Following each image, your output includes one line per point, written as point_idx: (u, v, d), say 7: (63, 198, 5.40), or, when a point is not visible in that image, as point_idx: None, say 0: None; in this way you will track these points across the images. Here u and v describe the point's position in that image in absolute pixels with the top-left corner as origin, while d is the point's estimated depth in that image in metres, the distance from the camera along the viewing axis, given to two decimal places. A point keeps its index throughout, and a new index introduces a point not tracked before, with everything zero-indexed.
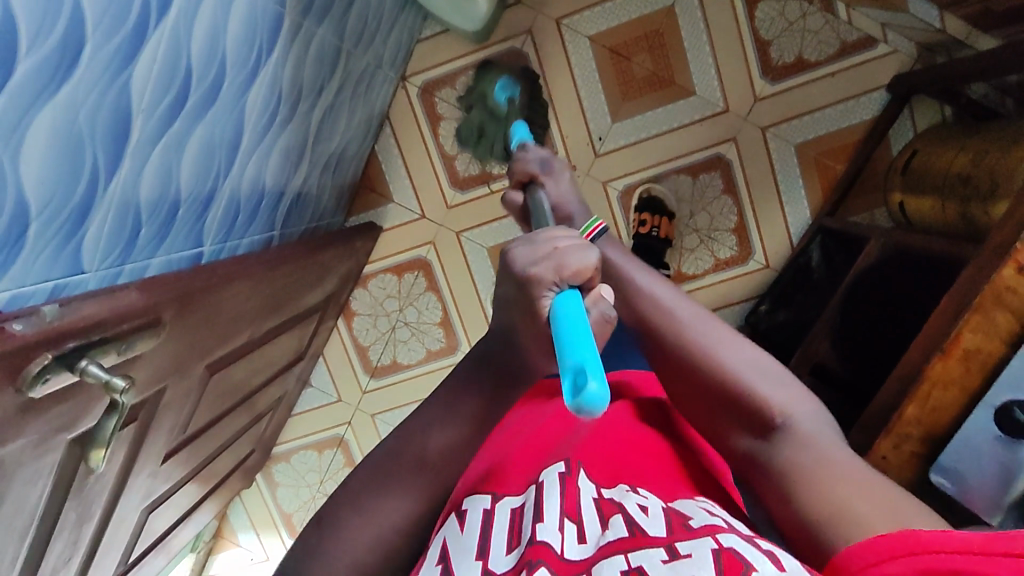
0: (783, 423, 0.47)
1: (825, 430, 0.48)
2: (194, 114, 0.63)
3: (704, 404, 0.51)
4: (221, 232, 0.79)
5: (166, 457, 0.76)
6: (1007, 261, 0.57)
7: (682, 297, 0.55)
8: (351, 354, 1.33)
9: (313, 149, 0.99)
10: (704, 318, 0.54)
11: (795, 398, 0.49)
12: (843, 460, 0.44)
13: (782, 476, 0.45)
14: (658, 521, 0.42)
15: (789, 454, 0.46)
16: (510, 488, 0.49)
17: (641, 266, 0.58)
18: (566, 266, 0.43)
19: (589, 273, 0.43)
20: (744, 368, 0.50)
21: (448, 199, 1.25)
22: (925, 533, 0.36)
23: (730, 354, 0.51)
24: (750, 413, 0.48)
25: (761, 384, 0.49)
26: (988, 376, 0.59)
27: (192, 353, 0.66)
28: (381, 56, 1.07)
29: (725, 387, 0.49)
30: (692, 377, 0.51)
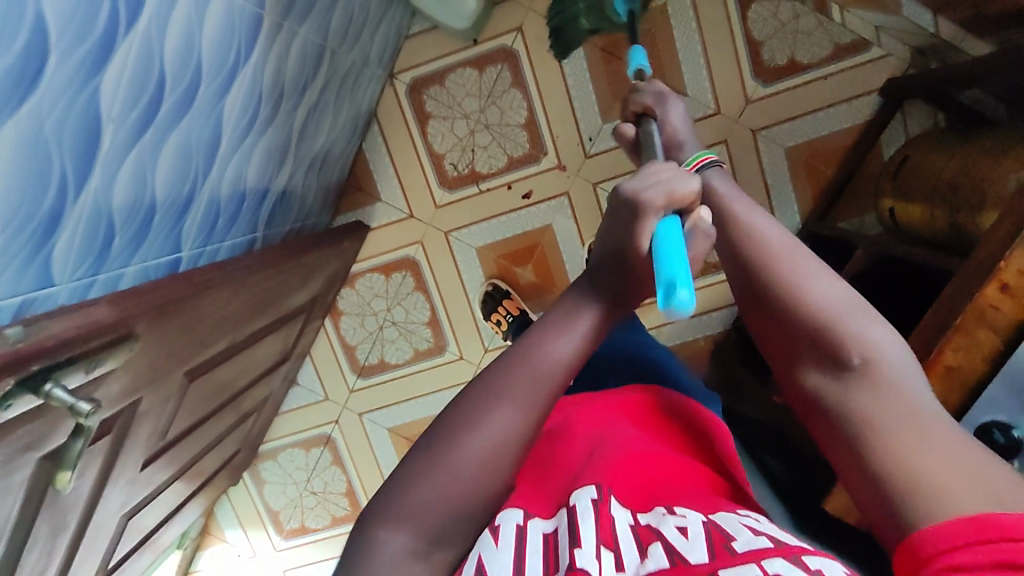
0: (863, 364, 0.40)
1: (921, 381, 0.39)
2: (168, 121, 0.61)
3: (778, 335, 0.45)
4: (201, 237, 0.78)
5: (145, 464, 0.76)
6: (990, 279, 0.57)
7: (778, 229, 0.49)
8: (338, 353, 1.32)
9: (297, 148, 0.97)
10: (799, 249, 0.47)
11: (888, 341, 0.41)
12: (933, 417, 0.37)
13: (853, 423, 0.39)
14: (698, 543, 0.38)
15: (865, 396, 0.39)
16: (542, 510, 0.44)
17: (742, 199, 0.52)
18: (675, 191, 0.49)
19: (690, 198, 0.49)
20: (829, 302, 0.43)
21: (437, 198, 1.24)
22: (1008, 519, 0.31)
23: (811, 284, 0.44)
24: (827, 348, 0.41)
25: (843, 319, 0.42)
26: (968, 394, 0.61)
27: (168, 361, 0.65)
28: (368, 53, 1.06)
29: (802, 319, 0.43)
30: (766, 308, 0.45)
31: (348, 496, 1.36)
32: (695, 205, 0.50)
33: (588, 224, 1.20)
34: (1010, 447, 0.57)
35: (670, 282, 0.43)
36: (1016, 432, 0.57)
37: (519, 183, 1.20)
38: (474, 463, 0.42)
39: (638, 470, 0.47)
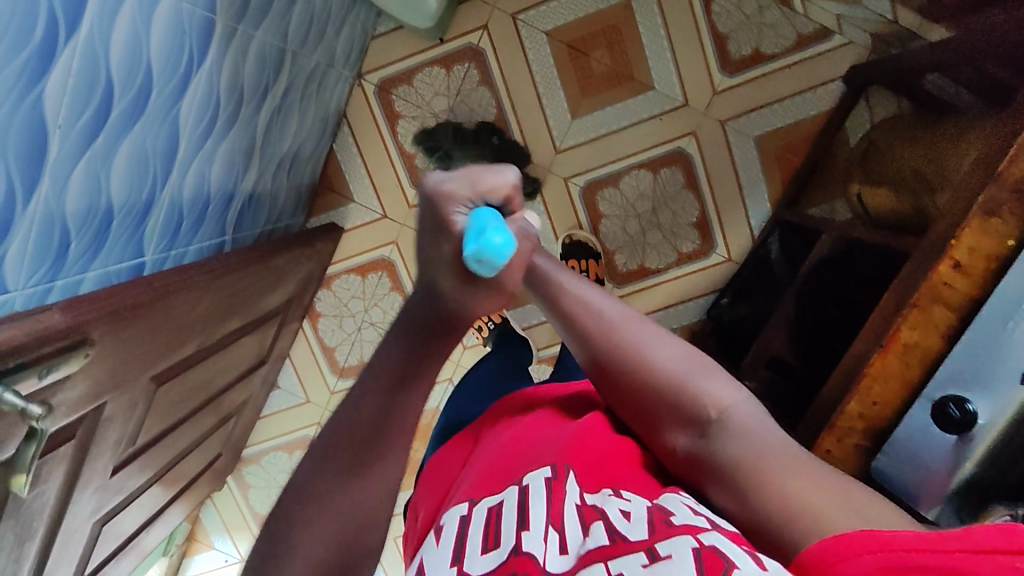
0: (720, 417, 0.47)
1: (762, 420, 0.48)
2: (119, 128, 0.62)
3: (641, 401, 0.50)
4: (164, 241, 0.79)
5: (115, 469, 0.76)
6: (944, 257, 0.59)
7: (615, 303, 0.56)
8: (317, 355, 1.32)
9: (263, 150, 0.97)
10: (642, 325, 0.54)
11: (730, 392, 0.49)
12: (782, 448, 0.45)
13: (732, 473, 0.44)
14: (640, 523, 0.41)
15: (729, 446, 0.45)
16: (498, 488, 0.47)
17: (571, 276, 0.57)
18: (481, 183, 0.48)
19: (499, 190, 0.49)
20: (679, 367, 0.50)
21: (409, 198, 1.24)
22: (884, 533, 0.36)
23: (656, 353, 0.51)
24: (689, 408, 0.48)
25: (691, 379, 0.49)
26: (926, 368, 0.61)
27: (132, 366, 0.66)
28: (333, 53, 1.06)
29: (664, 388, 0.49)
30: (629, 381, 0.51)
31: None
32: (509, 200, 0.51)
33: (560, 219, 1.25)
34: (966, 420, 0.57)
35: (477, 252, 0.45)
36: (971, 405, 0.57)
37: None
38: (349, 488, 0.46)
39: (590, 446, 0.50)
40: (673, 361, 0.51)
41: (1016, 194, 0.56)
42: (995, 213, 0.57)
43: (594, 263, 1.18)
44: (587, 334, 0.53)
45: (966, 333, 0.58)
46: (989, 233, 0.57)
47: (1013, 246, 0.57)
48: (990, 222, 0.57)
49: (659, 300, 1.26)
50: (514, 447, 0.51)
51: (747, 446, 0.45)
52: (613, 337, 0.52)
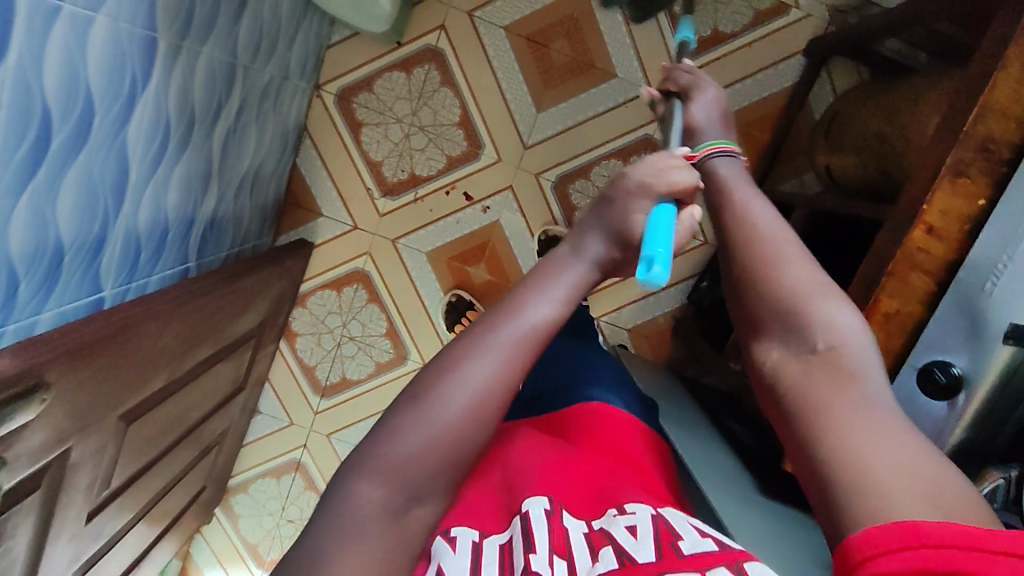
0: (828, 350, 0.43)
1: (880, 370, 0.43)
2: (62, 156, 0.58)
3: (749, 309, 0.48)
4: (123, 273, 0.75)
5: (91, 515, 0.73)
6: (917, 223, 0.62)
7: (775, 216, 0.51)
8: (298, 376, 1.29)
9: (221, 172, 0.94)
10: (790, 241, 0.49)
11: (852, 330, 0.44)
12: (877, 399, 0.40)
13: (809, 412, 0.42)
14: (646, 543, 0.42)
15: (822, 383, 0.42)
16: (500, 526, 0.46)
17: (746, 188, 0.54)
18: (675, 181, 0.51)
19: (688, 189, 0.52)
20: (807, 287, 0.46)
21: (379, 206, 1.21)
22: (926, 525, 0.33)
23: (788, 270, 0.47)
24: (796, 329, 0.44)
25: (811, 304, 0.45)
26: (908, 335, 0.64)
27: (97, 406, 0.63)
28: (287, 65, 1.03)
29: (778, 303, 0.46)
30: (743, 287, 0.48)
31: None
32: (689, 200, 0.53)
33: (535, 216, 1.21)
34: (952, 384, 0.60)
35: (645, 264, 0.47)
36: (956, 369, 0.60)
37: (460, 183, 1.20)
38: (460, 410, 0.43)
39: (580, 476, 0.51)
40: (808, 282, 0.46)
41: (981, 150, 0.60)
42: (964, 173, 0.61)
43: None
44: (725, 244, 0.51)
45: (946, 295, 0.63)
46: (958, 193, 0.61)
47: (984, 206, 0.61)
48: (959, 182, 0.61)
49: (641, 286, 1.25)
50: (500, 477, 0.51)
51: (840, 387, 0.41)
52: (745, 250, 0.49)
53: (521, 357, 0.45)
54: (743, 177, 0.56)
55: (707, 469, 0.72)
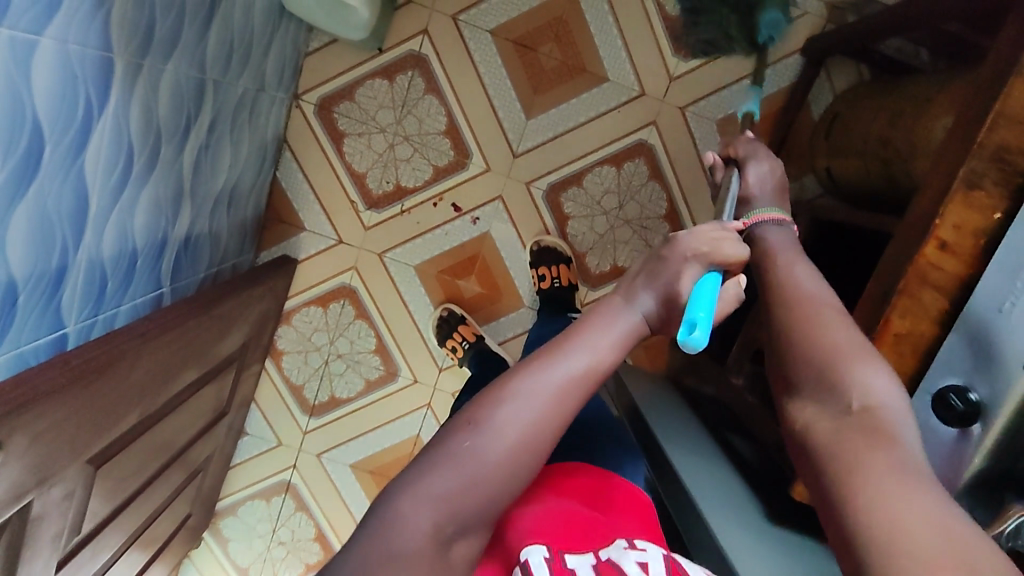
0: (861, 407, 0.45)
1: (915, 435, 0.44)
2: (9, 191, 0.53)
3: (788, 368, 0.50)
4: (88, 306, 0.71)
5: (61, 563, 0.69)
6: (929, 239, 0.59)
7: (821, 286, 0.54)
8: (285, 395, 1.24)
9: (195, 191, 0.90)
10: (833, 309, 0.52)
11: (888, 393, 0.46)
12: (905, 454, 0.41)
13: (839, 463, 0.43)
14: None
15: (854, 438, 0.43)
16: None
17: (795, 258, 0.57)
18: (724, 251, 0.52)
19: (734, 263, 0.53)
20: (845, 351, 0.48)
21: (364, 219, 1.17)
22: None
23: (828, 334, 0.49)
24: (832, 386, 0.46)
25: (848, 364, 0.47)
26: (922, 358, 0.61)
27: (59, 454, 0.60)
28: (263, 75, 0.99)
29: (817, 363, 0.48)
30: (784, 349, 0.51)
31: (319, 540, 1.29)
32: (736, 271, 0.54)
33: (526, 225, 1.17)
34: (969, 412, 0.56)
35: (686, 330, 0.50)
36: (973, 396, 0.56)
37: (447, 194, 1.16)
38: (509, 449, 0.43)
39: (573, 522, 0.51)
40: (846, 348, 0.48)
41: (996, 162, 0.56)
42: (978, 186, 0.57)
43: (566, 268, 1.13)
44: (772, 310, 0.54)
45: (963, 316, 0.58)
46: (972, 208, 0.57)
47: (1001, 220, 0.57)
48: (973, 196, 0.57)
49: None
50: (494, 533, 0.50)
51: (872, 441, 0.42)
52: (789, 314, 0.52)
53: (571, 398, 0.45)
54: (791, 247, 0.58)
55: (713, 497, 0.69)
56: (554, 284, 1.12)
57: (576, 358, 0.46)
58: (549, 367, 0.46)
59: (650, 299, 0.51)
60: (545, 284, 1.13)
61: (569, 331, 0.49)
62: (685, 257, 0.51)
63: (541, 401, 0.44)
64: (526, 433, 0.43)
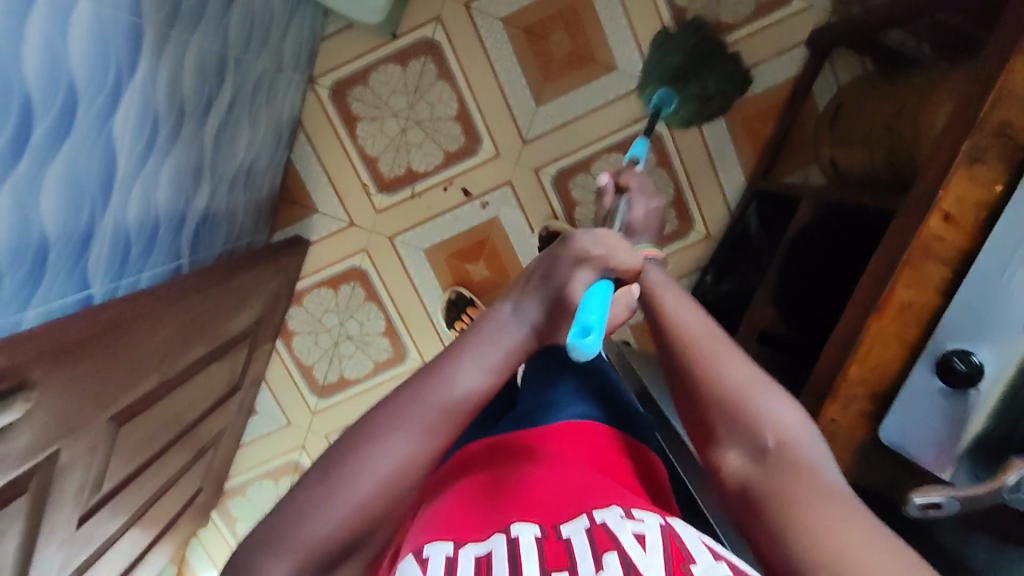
0: (777, 446, 0.46)
1: (826, 460, 0.46)
2: (46, 145, 0.56)
3: (697, 409, 0.50)
4: (112, 270, 0.73)
5: (83, 518, 0.71)
6: (932, 211, 0.61)
7: (705, 318, 0.56)
8: (295, 376, 1.27)
9: (214, 167, 0.92)
10: (722, 341, 0.53)
11: (795, 422, 0.47)
12: (832, 490, 0.42)
13: (773, 506, 0.43)
14: (656, 556, 0.39)
15: (780, 476, 0.44)
16: (478, 538, 0.43)
17: (678, 296, 0.58)
18: (616, 261, 0.55)
19: (627, 271, 0.56)
20: (747, 386, 0.49)
21: (376, 202, 1.19)
22: None
23: (728, 368, 0.51)
24: (746, 425, 0.47)
25: (755, 397, 0.48)
26: (923, 327, 0.64)
27: (79, 413, 0.60)
28: (280, 58, 1.01)
29: (725, 400, 0.49)
30: (689, 387, 0.51)
31: None
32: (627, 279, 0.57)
33: (534, 211, 1.19)
34: (971, 373, 0.59)
35: (583, 334, 0.51)
36: (975, 358, 0.59)
37: (458, 178, 1.18)
38: (376, 489, 0.42)
39: (571, 486, 0.47)
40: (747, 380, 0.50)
41: (999, 137, 0.58)
42: (980, 159, 0.59)
43: None
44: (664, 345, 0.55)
45: (963, 283, 0.60)
46: (974, 180, 0.59)
47: (1002, 192, 0.59)
48: (975, 168, 0.59)
49: None
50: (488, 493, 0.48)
51: (797, 478, 0.44)
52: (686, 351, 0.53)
53: (445, 428, 0.45)
54: (670, 282, 0.60)
55: None
56: None
57: (454, 386, 0.46)
58: (424, 397, 0.45)
59: (533, 311, 0.52)
60: None
61: (447, 356, 0.48)
62: (581, 259, 0.53)
63: (410, 434, 0.44)
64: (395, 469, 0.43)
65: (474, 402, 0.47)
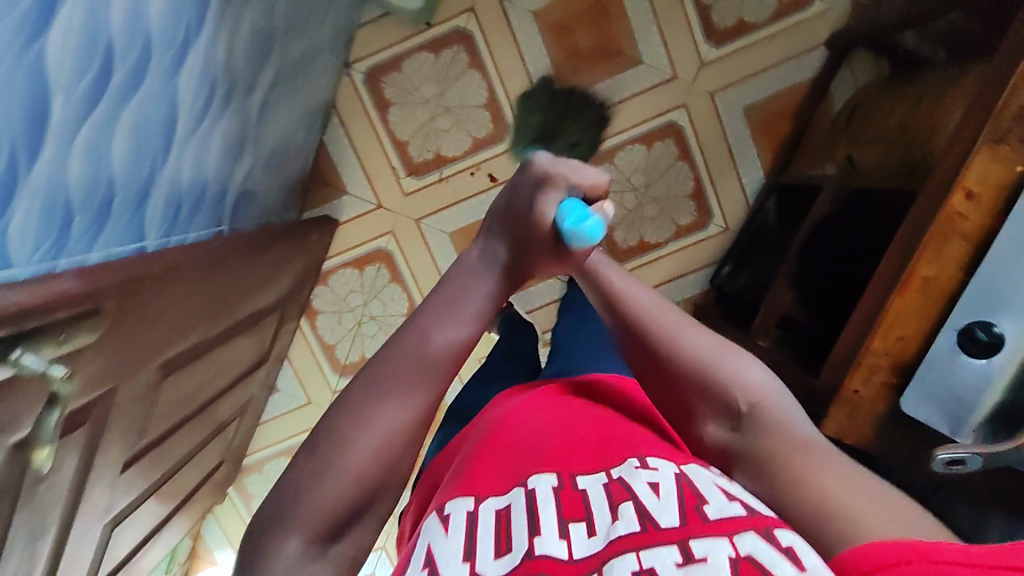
0: (751, 407, 0.51)
1: (791, 407, 0.52)
2: (120, 94, 0.58)
3: (669, 384, 0.55)
4: (164, 226, 0.76)
5: (126, 465, 0.72)
6: (956, 190, 0.64)
7: (650, 293, 0.60)
8: (318, 355, 1.29)
9: (256, 138, 0.95)
10: (674, 314, 0.58)
11: (758, 380, 0.53)
12: (806, 440, 0.49)
13: (766, 462, 0.49)
14: (670, 503, 0.45)
15: (762, 435, 0.50)
16: (500, 490, 0.51)
17: (621, 275, 0.61)
18: (582, 178, 0.60)
19: (595, 188, 0.60)
20: (711, 355, 0.54)
21: (404, 185, 1.22)
22: (925, 545, 0.38)
23: (689, 341, 0.55)
24: (720, 394, 0.52)
25: (719, 364, 0.53)
26: (946, 301, 0.66)
27: (137, 355, 0.62)
28: (320, 40, 1.05)
29: (695, 374, 0.53)
30: (658, 363, 0.55)
31: None
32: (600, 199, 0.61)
33: None
34: (992, 342, 0.63)
35: (578, 228, 0.55)
36: (997, 328, 0.63)
37: (483, 165, 1.21)
38: (385, 433, 0.48)
39: (589, 438, 0.55)
40: (706, 348, 0.55)
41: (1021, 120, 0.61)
42: (1002, 140, 0.62)
43: None
44: (620, 326, 0.58)
45: (987, 259, 0.63)
46: (997, 159, 0.62)
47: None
48: (997, 149, 0.62)
49: (660, 274, 1.26)
50: (514, 441, 0.56)
51: (773, 434, 0.50)
52: (645, 329, 0.56)
53: (434, 377, 0.51)
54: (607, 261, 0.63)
55: None
56: None
57: (433, 339, 0.52)
58: (406, 354, 0.51)
59: (499, 248, 0.58)
60: None
61: (423, 313, 0.54)
62: (550, 179, 0.59)
63: (409, 388, 0.50)
64: (405, 420, 0.49)
65: (458, 351, 0.53)
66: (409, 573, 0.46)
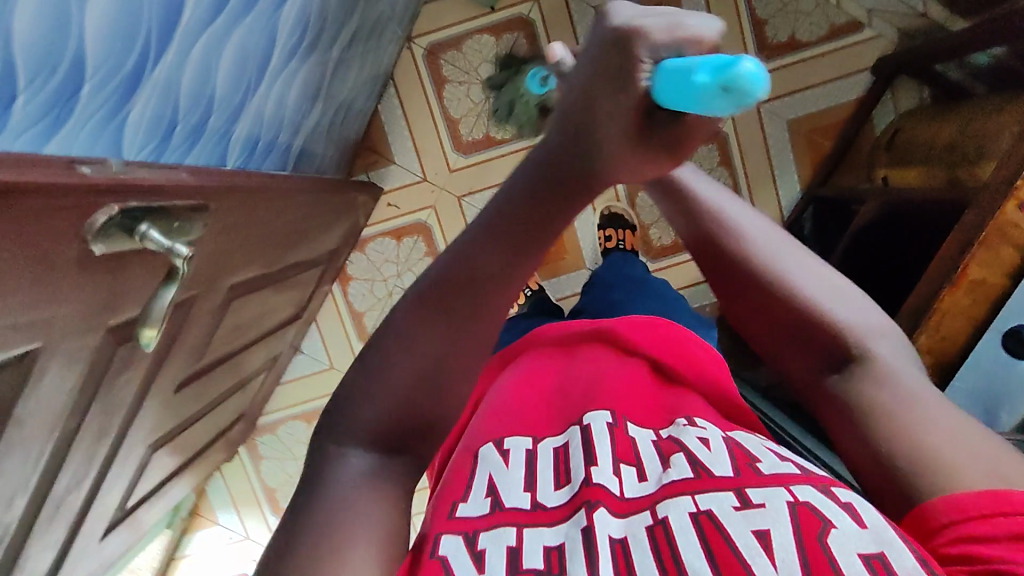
0: (860, 352, 0.46)
1: (908, 359, 0.46)
2: (236, 12, 0.60)
3: (767, 322, 0.50)
4: (244, 153, 0.77)
5: (181, 386, 0.72)
6: (1009, 199, 0.63)
7: (759, 222, 0.54)
8: (345, 320, 1.29)
9: (327, 91, 0.97)
10: (785, 247, 0.52)
11: (872, 327, 0.47)
12: (921, 393, 0.43)
13: (864, 415, 0.44)
14: (721, 456, 0.45)
15: (869, 384, 0.45)
16: (554, 432, 0.52)
17: (726, 198, 0.55)
18: (683, 26, 0.35)
19: (705, 44, 0.35)
20: (820, 294, 0.48)
21: (450, 162, 1.25)
22: (1016, 494, 0.36)
23: (797, 277, 0.49)
24: (824, 338, 0.47)
25: (829, 305, 0.48)
26: (995, 303, 0.68)
27: (221, 265, 0.63)
28: (394, 8, 1.07)
29: (801, 313, 0.48)
30: (760, 299, 0.50)
31: None
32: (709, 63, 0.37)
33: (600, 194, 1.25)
34: None
35: (729, 92, 0.30)
36: None
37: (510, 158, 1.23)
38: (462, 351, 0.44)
39: (640, 392, 0.55)
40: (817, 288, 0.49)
41: None
42: None
43: (632, 234, 1.17)
44: (719, 255, 0.53)
45: None
46: None
47: None
48: None
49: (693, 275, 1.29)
50: (565, 387, 0.56)
51: (883, 387, 0.44)
52: (748, 261, 0.51)
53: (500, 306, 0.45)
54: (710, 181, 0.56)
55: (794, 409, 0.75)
56: (618, 246, 1.16)
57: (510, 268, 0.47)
58: (485, 278, 0.45)
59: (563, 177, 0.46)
60: (610, 245, 1.16)
61: (486, 235, 0.45)
62: (629, 37, 0.35)
63: (488, 323, 0.46)
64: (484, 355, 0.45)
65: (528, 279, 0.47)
66: (469, 496, 0.45)
